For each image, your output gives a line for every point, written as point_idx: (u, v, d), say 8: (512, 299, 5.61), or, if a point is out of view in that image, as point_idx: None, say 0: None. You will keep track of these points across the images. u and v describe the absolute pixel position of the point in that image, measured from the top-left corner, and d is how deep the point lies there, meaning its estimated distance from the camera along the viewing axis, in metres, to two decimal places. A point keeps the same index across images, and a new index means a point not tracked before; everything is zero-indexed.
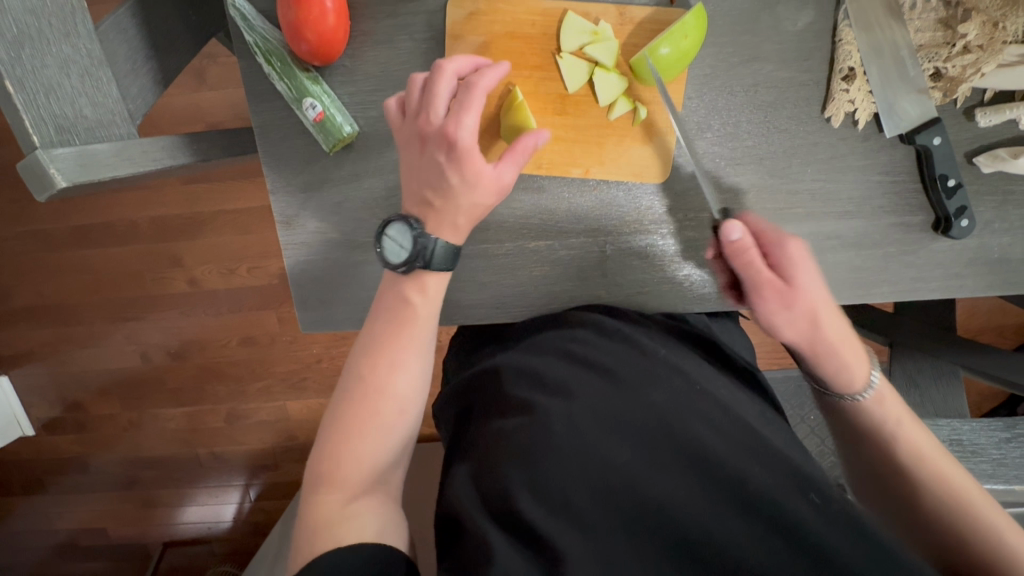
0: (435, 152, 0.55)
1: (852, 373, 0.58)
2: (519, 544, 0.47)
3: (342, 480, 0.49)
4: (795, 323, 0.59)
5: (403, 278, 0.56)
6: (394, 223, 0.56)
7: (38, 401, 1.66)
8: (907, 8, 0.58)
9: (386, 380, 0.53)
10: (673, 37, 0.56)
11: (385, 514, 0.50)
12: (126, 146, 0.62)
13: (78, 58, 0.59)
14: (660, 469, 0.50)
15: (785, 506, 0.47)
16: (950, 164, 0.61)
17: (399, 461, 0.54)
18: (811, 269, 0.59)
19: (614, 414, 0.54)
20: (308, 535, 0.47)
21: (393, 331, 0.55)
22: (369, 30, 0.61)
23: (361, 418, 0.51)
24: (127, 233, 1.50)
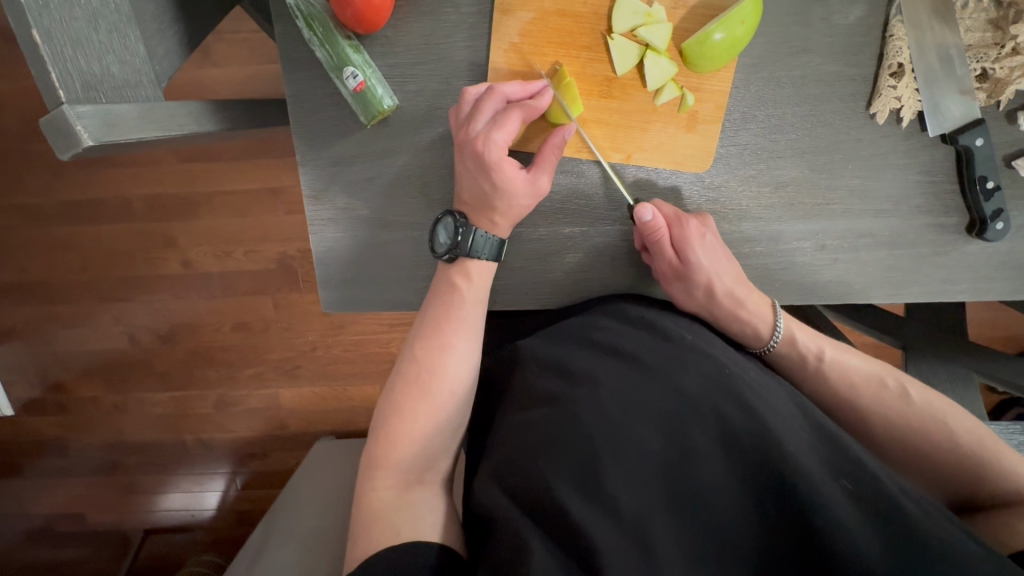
0: (471, 165, 0.58)
1: (765, 324, 0.65)
2: (550, 534, 0.45)
3: (395, 463, 0.52)
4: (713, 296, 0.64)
5: (448, 267, 0.60)
6: (441, 217, 0.60)
7: (18, 380, 1.60)
8: (959, 7, 0.58)
9: (436, 363, 0.56)
10: (729, 22, 0.55)
11: (435, 507, 0.52)
12: (152, 108, 0.60)
13: (107, 13, 0.56)
14: (694, 452, 0.49)
15: (823, 491, 0.46)
16: (990, 166, 0.62)
17: (447, 451, 0.56)
18: (707, 245, 0.63)
19: (642, 398, 0.53)
20: (363, 523, 0.50)
21: (444, 319, 0.59)
22: (414, 1, 0.59)
23: (415, 400, 0.55)
24: (121, 209, 1.45)
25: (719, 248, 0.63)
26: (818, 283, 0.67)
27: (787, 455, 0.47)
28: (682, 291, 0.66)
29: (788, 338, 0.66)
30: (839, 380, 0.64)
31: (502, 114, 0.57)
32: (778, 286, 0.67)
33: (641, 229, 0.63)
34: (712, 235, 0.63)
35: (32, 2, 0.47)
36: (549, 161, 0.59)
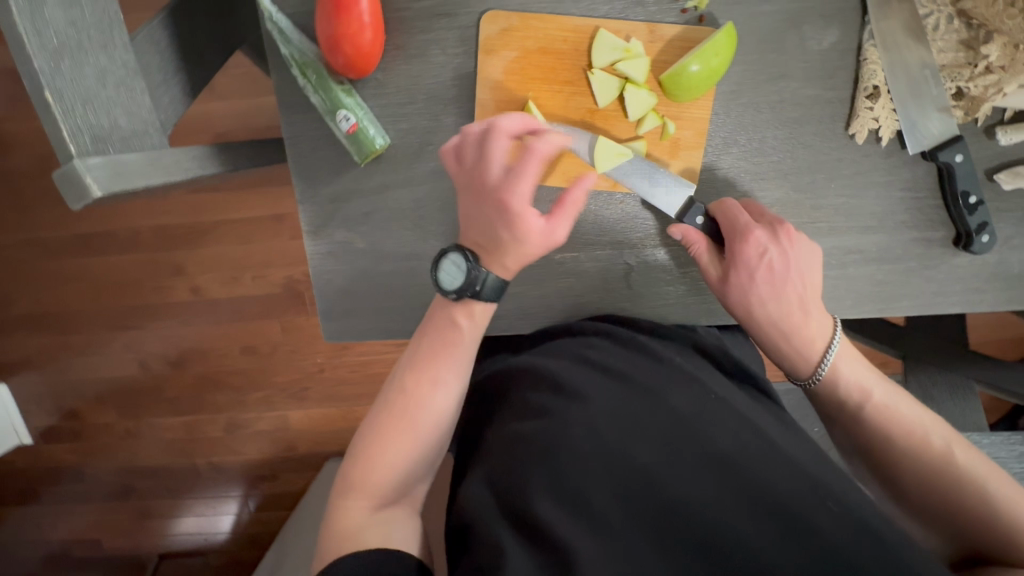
0: (489, 210, 0.57)
1: (812, 353, 0.61)
2: (535, 544, 0.46)
3: (372, 487, 0.53)
4: (765, 315, 0.61)
5: (451, 307, 0.60)
6: (449, 255, 0.59)
7: (35, 410, 1.63)
8: (930, 30, 0.59)
9: (426, 397, 0.57)
10: (705, 54, 0.57)
11: (404, 529, 0.53)
12: (157, 155, 0.63)
13: (114, 69, 0.59)
14: (680, 470, 0.51)
15: (803, 512, 0.47)
16: (972, 181, 0.62)
17: (421, 477, 0.58)
18: (761, 264, 0.60)
19: (632, 418, 0.55)
20: (331, 541, 0.50)
21: (438, 352, 0.59)
22: (403, 44, 0.62)
23: (397, 428, 0.55)
24: (131, 241, 1.49)
25: (789, 267, 0.60)
26: None
27: (769, 477, 0.50)
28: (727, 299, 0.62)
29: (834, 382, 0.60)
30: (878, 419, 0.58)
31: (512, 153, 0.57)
32: None
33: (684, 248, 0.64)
34: (775, 257, 0.60)
35: (44, 66, 0.51)
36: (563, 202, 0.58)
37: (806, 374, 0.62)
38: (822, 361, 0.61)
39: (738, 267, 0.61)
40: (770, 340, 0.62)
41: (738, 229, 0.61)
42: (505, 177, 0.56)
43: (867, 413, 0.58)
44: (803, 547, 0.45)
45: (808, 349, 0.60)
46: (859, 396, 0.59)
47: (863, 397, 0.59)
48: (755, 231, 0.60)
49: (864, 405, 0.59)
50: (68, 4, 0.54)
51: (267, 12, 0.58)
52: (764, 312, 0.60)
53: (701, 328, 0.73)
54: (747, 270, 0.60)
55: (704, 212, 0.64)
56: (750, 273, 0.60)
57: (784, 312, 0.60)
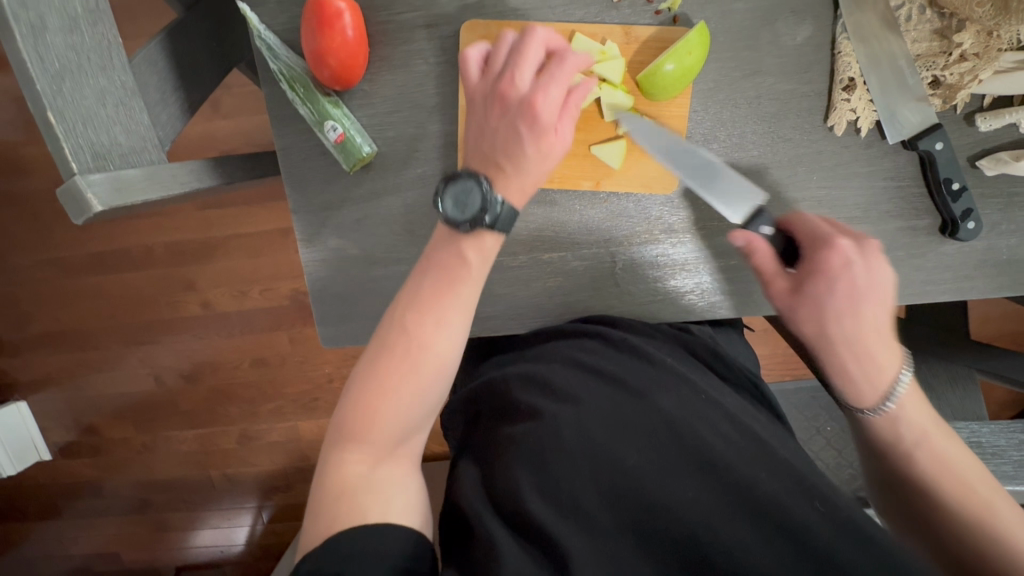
0: (498, 113, 0.57)
1: (882, 380, 0.58)
2: (528, 546, 0.48)
3: (372, 438, 0.51)
4: (837, 333, 0.58)
5: (460, 238, 0.57)
6: (460, 177, 0.57)
7: (54, 426, 1.68)
8: (903, 20, 0.60)
9: (429, 338, 0.54)
10: (677, 53, 0.58)
11: (403, 486, 0.51)
12: (156, 170, 0.65)
13: (113, 90, 0.62)
14: (668, 472, 0.51)
15: (791, 510, 0.48)
16: (954, 168, 0.62)
17: (422, 427, 0.55)
18: (851, 274, 0.57)
19: (622, 419, 0.55)
20: (330, 498, 0.49)
21: (441, 289, 0.56)
22: (386, 56, 0.64)
23: (399, 372, 0.52)
24: (143, 258, 1.54)
25: (873, 284, 0.58)
26: None
27: (756, 478, 0.50)
28: (805, 309, 0.60)
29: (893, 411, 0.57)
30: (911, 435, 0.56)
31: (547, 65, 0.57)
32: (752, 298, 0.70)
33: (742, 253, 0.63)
34: (861, 269, 0.58)
35: (47, 88, 0.54)
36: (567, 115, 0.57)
37: (869, 404, 0.58)
38: (889, 394, 0.57)
39: (816, 277, 0.59)
40: (835, 361, 0.60)
41: (819, 240, 0.60)
42: (515, 75, 0.56)
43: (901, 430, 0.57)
44: (789, 543, 0.47)
45: (877, 377, 0.58)
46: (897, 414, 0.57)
47: (890, 410, 0.57)
48: (840, 241, 0.58)
49: (900, 421, 0.57)
50: (67, 30, 0.57)
51: (256, 29, 0.60)
52: (839, 330, 0.58)
53: (691, 326, 0.73)
54: (828, 281, 0.58)
55: (773, 221, 0.63)
56: (829, 286, 0.58)
57: (862, 333, 0.58)
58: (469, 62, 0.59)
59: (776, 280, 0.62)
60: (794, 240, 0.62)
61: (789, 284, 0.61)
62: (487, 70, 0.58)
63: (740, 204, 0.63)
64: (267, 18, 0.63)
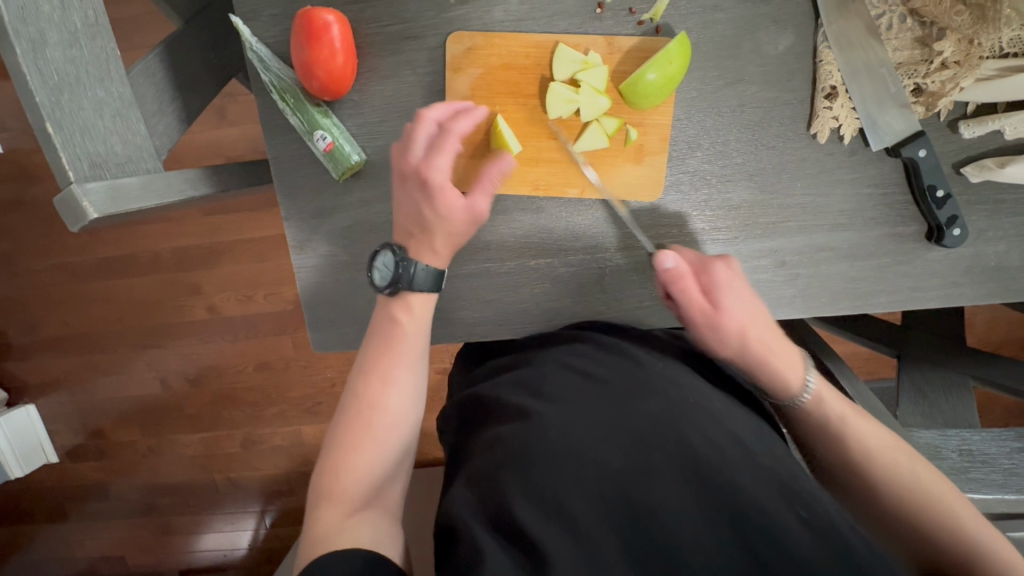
0: (416, 193, 0.61)
1: (784, 377, 0.63)
2: (510, 545, 0.47)
3: (341, 492, 0.52)
4: (732, 347, 0.63)
5: (391, 303, 0.63)
6: (378, 252, 0.62)
7: (62, 428, 1.71)
8: (883, 29, 0.60)
9: (380, 397, 0.58)
10: (659, 63, 0.59)
11: (382, 528, 0.52)
12: (152, 179, 0.67)
13: (110, 101, 0.64)
14: (651, 473, 0.51)
15: (769, 513, 0.48)
16: (937, 176, 0.63)
17: (395, 477, 0.57)
18: (733, 295, 0.63)
19: (607, 421, 0.56)
20: (306, 551, 0.49)
21: (386, 353, 0.61)
22: (375, 66, 0.65)
23: (357, 434, 0.56)
24: (149, 264, 1.56)
25: (741, 295, 0.63)
26: (781, 299, 0.68)
27: (737, 481, 0.51)
28: (712, 335, 0.63)
29: (817, 397, 0.62)
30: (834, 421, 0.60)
31: (439, 138, 0.61)
32: None
33: (664, 275, 0.64)
34: (740, 283, 0.64)
35: (46, 100, 0.56)
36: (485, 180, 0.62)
37: (794, 393, 0.62)
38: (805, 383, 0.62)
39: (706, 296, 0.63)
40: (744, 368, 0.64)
41: (697, 261, 0.65)
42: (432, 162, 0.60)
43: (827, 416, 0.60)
44: (769, 544, 0.46)
45: (780, 374, 0.62)
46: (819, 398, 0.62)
47: (809, 397, 0.62)
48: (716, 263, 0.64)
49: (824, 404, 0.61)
50: (67, 44, 0.60)
51: (248, 42, 0.62)
52: (733, 343, 0.63)
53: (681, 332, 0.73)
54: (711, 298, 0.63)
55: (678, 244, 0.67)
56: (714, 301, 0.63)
57: (750, 345, 0.62)
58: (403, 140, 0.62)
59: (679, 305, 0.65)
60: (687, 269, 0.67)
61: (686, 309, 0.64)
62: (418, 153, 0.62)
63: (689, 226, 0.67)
64: (260, 30, 0.65)
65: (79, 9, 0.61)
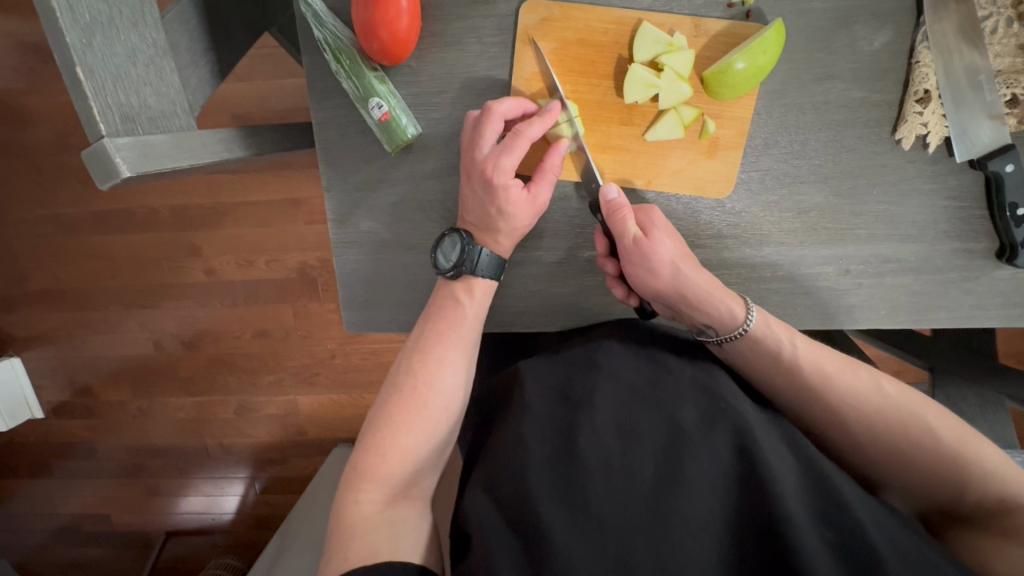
0: (480, 189, 0.60)
1: (732, 309, 0.60)
2: (528, 553, 0.46)
3: (382, 476, 0.53)
4: (671, 273, 0.60)
5: (452, 283, 0.62)
6: (446, 236, 0.63)
7: (48, 384, 1.65)
8: (987, 33, 0.57)
9: (433, 375, 0.58)
10: (752, 52, 0.55)
11: (414, 527, 0.53)
12: (185, 136, 0.62)
13: (144, 47, 0.58)
14: (679, 484, 0.48)
15: (805, 532, 0.44)
16: (1021, 193, 0.60)
17: (433, 466, 0.58)
18: (665, 230, 0.61)
19: (635, 427, 0.52)
20: (342, 535, 0.51)
21: (443, 331, 0.61)
22: (439, 31, 0.60)
23: (408, 412, 0.56)
24: (147, 221, 1.49)
25: (669, 229, 0.61)
26: (840, 309, 0.66)
27: (774, 491, 0.46)
28: (642, 266, 0.60)
29: (761, 326, 0.60)
30: (816, 374, 0.57)
31: (508, 138, 0.58)
32: (800, 311, 0.66)
33: (605, 209, 0.60)
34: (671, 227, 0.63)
35: (76, 42, 0.50)
36: (548, 177, 0.60)
37: (739, 318, 0.60)
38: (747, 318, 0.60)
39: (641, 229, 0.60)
40: (687, 299, 0.61)
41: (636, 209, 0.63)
42: (496, 159, 0.58)
43: (803, 370, 0.57)
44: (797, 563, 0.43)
45: (730, 304, 0.60)
46: (790, 350, 0.58)
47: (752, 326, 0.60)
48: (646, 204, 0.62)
49: (799, 359, 0.58)
50: None
51: None
52: (673, 270, 0.60)
53: None
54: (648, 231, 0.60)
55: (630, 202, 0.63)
56: (651, 234, 0.60)
57: (691, 275, 0.60)
58: (469, 122, 0.60)
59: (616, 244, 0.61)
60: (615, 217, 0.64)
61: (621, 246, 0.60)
62: (475, 145, 0.59)
63: (746, 233, 0.64)
64: None
65: None
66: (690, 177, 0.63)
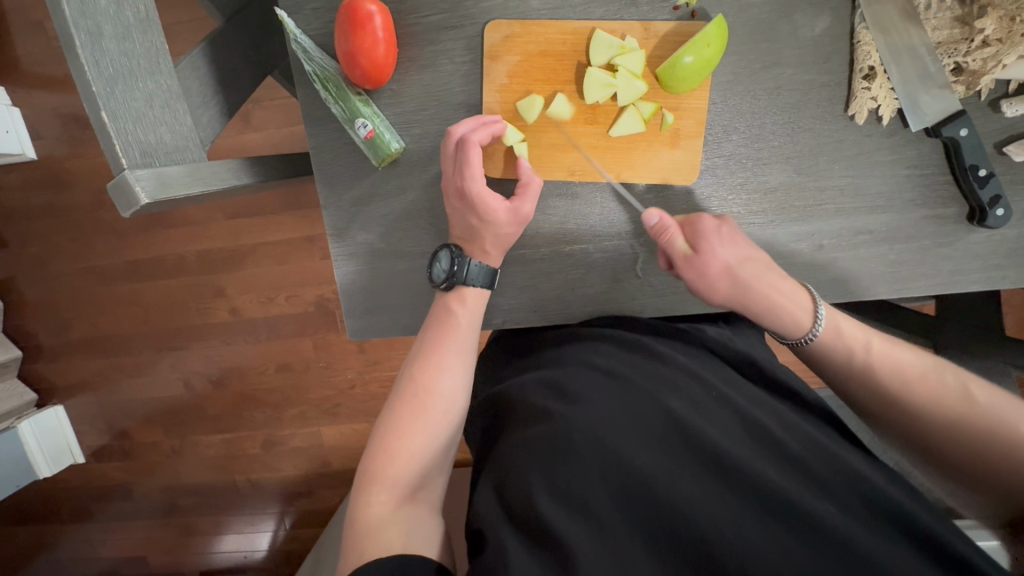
0: (458, 205, 0.65)
1: (802, 321, 0.62)
2: (536, 544, 0.47)
3: (392, 479, 0.55)
4: (745, 274, 0.61)
5: (445, 296, 0.66)
6: (439, 250, 0.67)
7: (89, 428, 1.74)
8: (922, 9, 0.60)
9: (434, 381, 0.60)
10: (696, 46, 0.59)
11: (425, 525, 0.55)
12: (197, 167, 0.69)
13: (161, 93, 0.67)
14: (676, 471, 0.52)
15: (805, 509, 0.49)
16: (980, 155, 0.62)
17: (438, 468, 0.60)
18: (729, 232, 0.63)
19: (632, 419, 0.55)
20: (356, 537, 0.52)
21: (442, 338, 0.64)
22: (415, 56, 0.67)
23: (411, 416, 0.58)
24: (176, 266, 1.60)
25: (734, 238, 0.63)
26: (817, 284, 0.68)
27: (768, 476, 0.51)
28: (700, 281, 0.62)
29: (833, 329, 0.62)
30: (893, 372, 0.58)
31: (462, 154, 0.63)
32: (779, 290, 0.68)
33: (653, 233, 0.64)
34: (728, 228, 0.63)
35: (101, 90, 0.58)
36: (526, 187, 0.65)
37: (806, 328, 0.63)
38: (817, 316, 0.62)
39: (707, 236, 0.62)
40: (758, 303, 0.62)
41: (684, 220, 0.65)
42: (461, 177, 0.63)
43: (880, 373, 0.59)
44: (804, 539, 0.48)
45: (799, 316, 0.62)
46: (862, 355, 0.60)
47: (820, 332, 0.62)
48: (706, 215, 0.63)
49: (872, 364, 0.59)
50: (121, 37, 0.62)
51: (292, 34, 0.64)
52: (745, 271, 0.61)
53: (711, 328, 0.72)
54: (712, 238, 0.62)
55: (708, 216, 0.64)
56: (715, 240, 0.62)
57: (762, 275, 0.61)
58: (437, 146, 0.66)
59: (677, 251, 0.62)
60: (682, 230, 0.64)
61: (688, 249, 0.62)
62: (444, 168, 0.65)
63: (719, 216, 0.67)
64: (302, 23, 0.66)
65: (131, 4, 0.64)
66: (660, 170, 0.67)
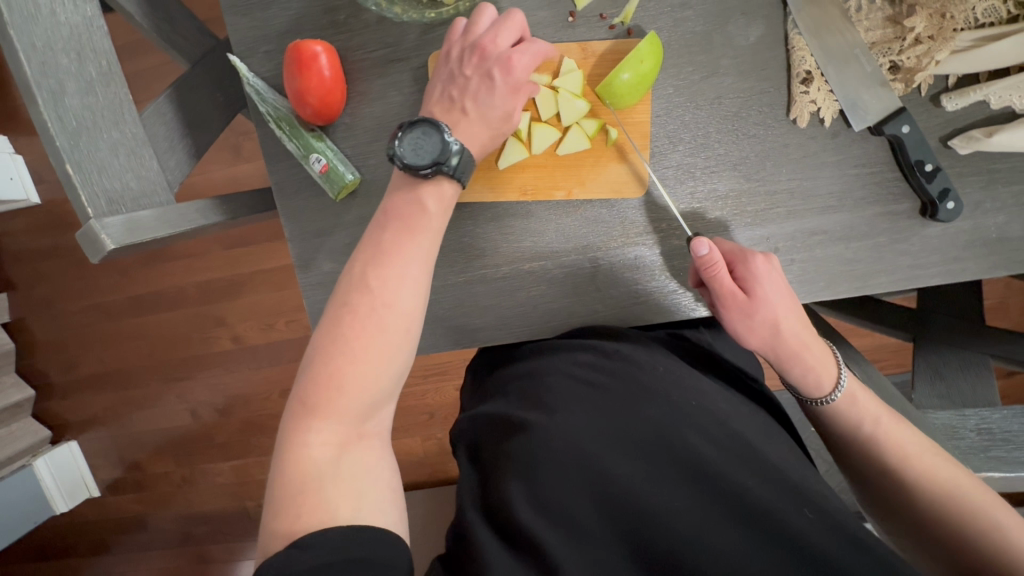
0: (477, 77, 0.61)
1: (823, 385, 0.63)
2: (516, 554, 0.48)
3: (340, 414, 0.50)
4: (787, 327, 0.62)
5: (422, 183, 0.60)
6: (415, 127, 0.60)
7: (101, 462, 1.77)
8: (853, 11, 0.62)
9: (392, 296, 0.54)
10: (632, 62, 0.61)
11: (374, 473, 0.50)
12: (165, 210, 0.71)
13: (126, 141, 0.69)
14: (656, 480, 0.52)
15: (784, 518, 0.49)
16: (925, 150, 0.63)
17: (391, 399, 0.54)
18: (778, 283, 0.62)
19: (612, 429, 0.55)
20: (294, 482, 0.47)
21: (400, 240, 0.57)
22: (364, 90, 0.69)
23: (362, 337, 0.52)
24: (177, 299, 1.63)
25: (780, 288, 0.62)
26: None
27: (748, 485, 0.51)
28: (743, 322, 0.63)
29: (850, 396, 0.62)
30: (896, 449, 0.59)
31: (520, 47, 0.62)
32: None
33: (699, 263, 0.61)
34: (778, 276, 0.62)
35: (65, 144, 0.61)
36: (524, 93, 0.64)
37: (824, 393, 0.63)
38: (839, 382, 0.63)
39: (758, 282, 0.61)
40: (789, 355, 0.63)
41: (736, 252, 0.63)
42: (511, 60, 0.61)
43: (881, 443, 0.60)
44: (784, 547, 0.48)
45: (823, 378, 0.63)
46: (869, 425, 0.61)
47: (839, 398, 0.63)
48: (757, 256, 0.62)
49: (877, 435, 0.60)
50: (84, 92, 0.65)
51: (245, 77, 0.67)
52: (788, 325, 0.62)
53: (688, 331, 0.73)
54: (761, 284, 0.61)
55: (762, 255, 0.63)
56: (765, 286, 0.61)
57: (803, 333, 0.62)
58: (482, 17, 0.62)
59: (733, 295, 0.62)
60: (733, 271, 0.63)
61: (743, 294, 0.61)
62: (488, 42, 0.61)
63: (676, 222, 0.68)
64: (257, 66, 0.69)
65: (93, 59, 0.67)
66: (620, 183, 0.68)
